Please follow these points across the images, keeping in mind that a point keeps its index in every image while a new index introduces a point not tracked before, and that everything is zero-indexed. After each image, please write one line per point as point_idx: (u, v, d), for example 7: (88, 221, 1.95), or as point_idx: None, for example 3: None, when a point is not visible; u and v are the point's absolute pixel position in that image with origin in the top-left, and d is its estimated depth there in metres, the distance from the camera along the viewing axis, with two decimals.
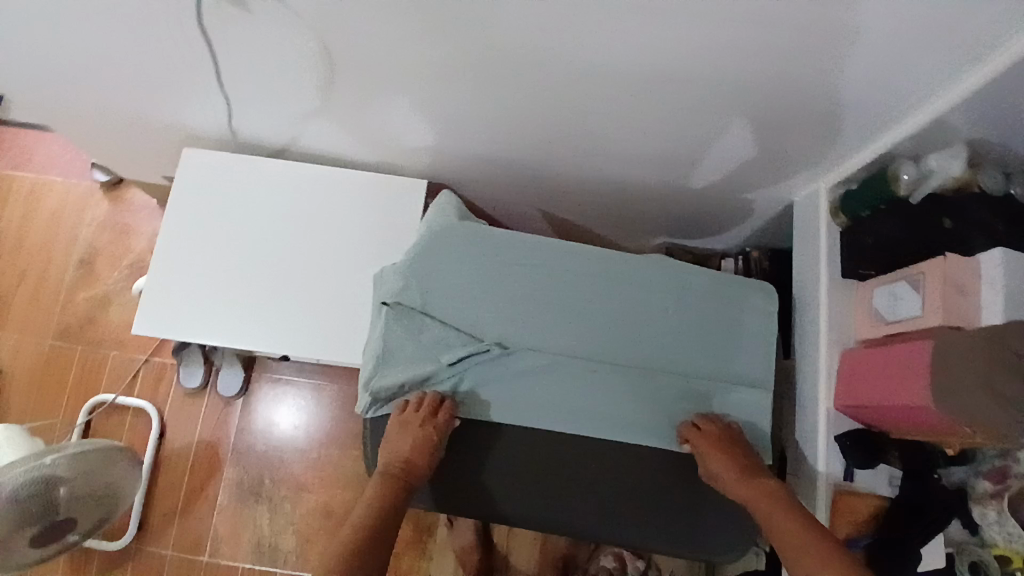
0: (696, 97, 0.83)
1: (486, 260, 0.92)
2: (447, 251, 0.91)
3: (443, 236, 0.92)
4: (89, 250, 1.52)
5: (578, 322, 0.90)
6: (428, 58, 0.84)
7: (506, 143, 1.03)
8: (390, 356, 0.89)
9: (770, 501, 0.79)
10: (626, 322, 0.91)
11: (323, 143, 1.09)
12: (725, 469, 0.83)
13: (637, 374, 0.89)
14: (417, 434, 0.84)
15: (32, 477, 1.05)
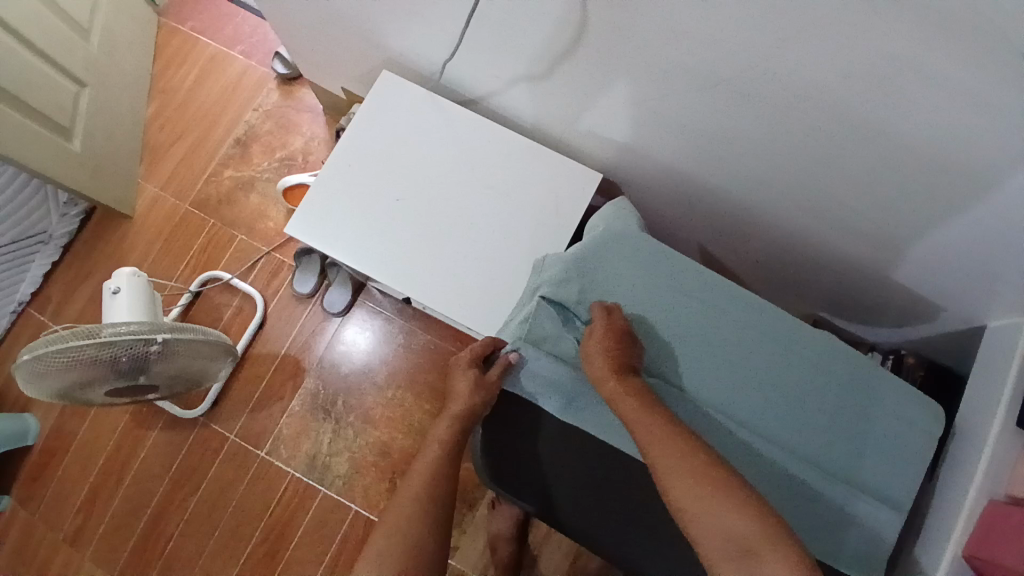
0: (941, 185, 0.77)
1: (656, 281, 0.91)
2: (622, 260, 0.91)
3: (622, 244, 0.92)
4: (248, 132, 1.58)
5: (728, 375, 0.87)
6: (672, 61, 0.82)
7: (703, 165, 1.00)
8: (534, 340, 0.90)
9: (636, 401, 0.79)
10: (777, 392, 0.86)
11: (518, 106, 1.09)
12: (601, 353, 0.82)
13: (772, 446, 0.85)
14: (467, 379, 0.90)
15: (138, 344, 1.08)
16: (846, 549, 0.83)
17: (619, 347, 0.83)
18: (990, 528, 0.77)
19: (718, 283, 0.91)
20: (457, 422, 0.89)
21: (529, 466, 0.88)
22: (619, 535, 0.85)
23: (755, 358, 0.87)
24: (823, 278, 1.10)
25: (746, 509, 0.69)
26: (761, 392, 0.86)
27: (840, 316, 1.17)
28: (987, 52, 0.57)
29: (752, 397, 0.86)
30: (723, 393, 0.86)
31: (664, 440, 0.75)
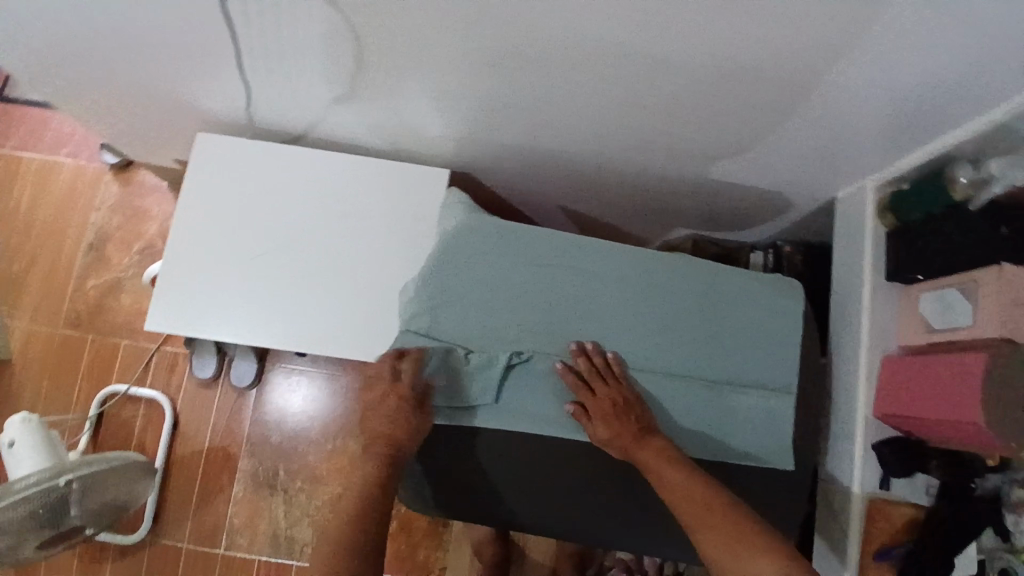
0: (748, 90, 0.79)
1: (494, 268, 0.89)
2: (454, 258, 0.89)
3: (451, 241, 0.90)
4: (99, 234, 1.49)
5: (603, 329, 0.88)
6: (462, 47, 0.80)
7: (536, 134, 1.00)
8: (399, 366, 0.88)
9: (651, 456, 0.80)
10: (654, 327, 0.88)
11: (341, 129, 1.05)
12: (620, 432, 0.82)
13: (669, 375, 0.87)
14: (386, 409, 0.84)
15: (42, 493, 1.00)
16: (760, 445, 0.88)
17: (620, 414, 0.82)
18: (897, 375, 0.83)
19: (567, 241, 0.90)
20: (381, 455, 0.83)
21: (441, 474, 0.88)
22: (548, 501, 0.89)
23: (622, 301, 0.89)
24: (686, 202, 1.12)
25: (773, 556, 0.71)
26: (640, 330, 0.88)
27: (713, 228, 1.18)
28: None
29: (636, 338, 0.88)
30: (608, 347, 0.88)
31: (684, 494, 0.77)
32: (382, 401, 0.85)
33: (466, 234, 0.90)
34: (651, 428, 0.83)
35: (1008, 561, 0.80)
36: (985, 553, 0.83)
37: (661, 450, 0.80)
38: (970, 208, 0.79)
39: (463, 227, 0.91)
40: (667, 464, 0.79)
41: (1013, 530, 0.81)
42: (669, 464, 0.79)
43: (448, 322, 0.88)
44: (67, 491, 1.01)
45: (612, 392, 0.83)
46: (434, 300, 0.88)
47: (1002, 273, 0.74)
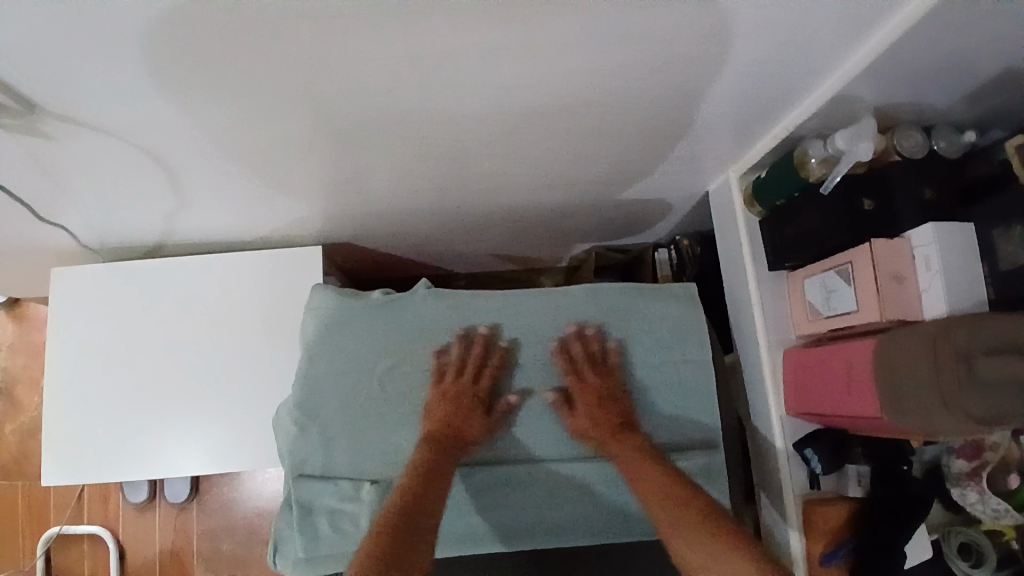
0: (576, 119, 0.74)
1: (376, 374, 0.82)
2: (332, 369, 0.82)
3: (325, 350, 0.82)
4: (4, 377, 1.42)
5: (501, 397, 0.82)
6: (269, 142, 0.74)
7: (393, 198, 0.95)
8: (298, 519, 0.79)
9: (632, 460, 0.76)
10: (553, 380, 0.83)
11: (198, 231, 0.99)
12: (603, 415, 0.79)
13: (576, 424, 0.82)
14: (467, 398, 0.79)
15: None
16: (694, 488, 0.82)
17: (604, 404, 0.80)
18: (802, 369, 0.79)
19: (446, 316, 0.84)
20: (443, 448, 0.76)
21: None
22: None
23: (504, 357, 0.83)
24: (573, 221, 1.08)
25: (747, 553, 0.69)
26: (533, 387, 0.83)
27: (613, 238, 1.17)
28: (483, 12, 0.52)
29: (533, 394, 0.83)
30: (507, 408, 0.82)
31: (674, 508, 0.72)
32: (446, 392, 0.80)
33: (324, 345, 0.83)
34: (629, 420, 0.79)
35: (969, 535, 0.81)
36: (939, 530, 0.83)
37: (638, 447, 0.76)
38: (824, 191, 0.76)
39: (334, 332, 0.83)
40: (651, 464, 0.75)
41: (962, 502, 0.79)
42: (647, 461, 0.75)
43: (337, 452, 0.81)
44: None
45: (596, 384, 0.80)
46: (313, 433, 0.81)
47: (874, 250, 0.70)
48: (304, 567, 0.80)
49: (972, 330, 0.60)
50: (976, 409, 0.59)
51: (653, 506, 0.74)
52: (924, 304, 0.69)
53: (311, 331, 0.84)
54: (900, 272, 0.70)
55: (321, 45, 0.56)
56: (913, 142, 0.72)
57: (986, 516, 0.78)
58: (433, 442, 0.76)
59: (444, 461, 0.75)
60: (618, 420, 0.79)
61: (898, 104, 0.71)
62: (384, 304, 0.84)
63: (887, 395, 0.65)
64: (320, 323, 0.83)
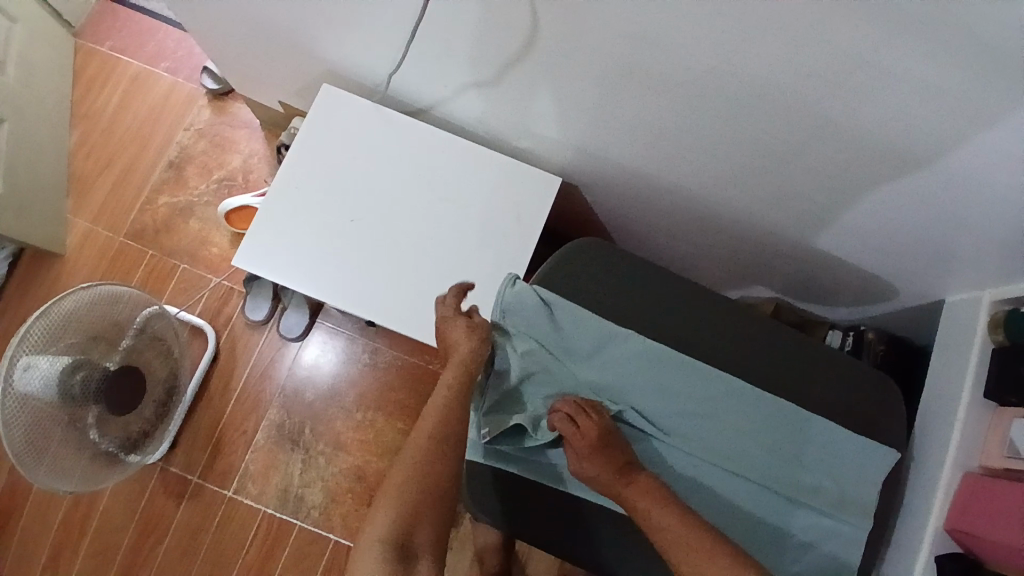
0: (898, 172, 0.78)
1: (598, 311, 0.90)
2: (566, 288, 0.91)
3: (565, 269, 0.92)
4: (181, 155, 1.48)
5: (698, 388, 0.86)
6: (623, 62, 0.80)
7: (657, 161, 0.99)
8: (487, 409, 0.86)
9: (647, 504, 0.76)
10: (749, 396, 0.86)
11: (469, 106, 1.04)
12: (604, 471, 0.78)
13: (747, 433, 0.85)
14: (587, 456, 0.78)
15: (64, 363, 1.03)
16: (835, 556, 0.83)
17: (609, 449, 0.78)
18: (975, 496, 0.81)
19: (676, 294, 0.91)
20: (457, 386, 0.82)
21: (518, 514, 0.86)
22: (591, 548, 0.86)
23: (710, 351, 0.89)
24: (779, 265, 1.12)
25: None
26: (724, 381, 0.86)
27: (800, 299, 1.19)
28: (952, 43, 0.57)
29: (720, 384, 0.86)
30: (691, 388, 0.86)
31: (691, 541, 0.73)
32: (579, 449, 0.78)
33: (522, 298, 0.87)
34: (634, 462, 0.80)
35: None
36: None
37: (648, 488, 0.77)
38: None
39: (580, 259, 0.92)
40: (650, 502, 0.76)
41: None
42: (662, 507, 0.76)
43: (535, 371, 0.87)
44: (79, 361, 1.05)
45: (596, 427, 0.79)
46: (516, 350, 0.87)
47: None
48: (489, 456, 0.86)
49: None
50: None
51: (680, 557, 0.73)
52: None
53: (564, 254, 0.93)
54: None
55: (791, 7, 0.61)
56: None
57: None
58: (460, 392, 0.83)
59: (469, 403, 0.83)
60: (621, 460, 0.79)
61: None
62: (607, 252, 0.93)
63: None
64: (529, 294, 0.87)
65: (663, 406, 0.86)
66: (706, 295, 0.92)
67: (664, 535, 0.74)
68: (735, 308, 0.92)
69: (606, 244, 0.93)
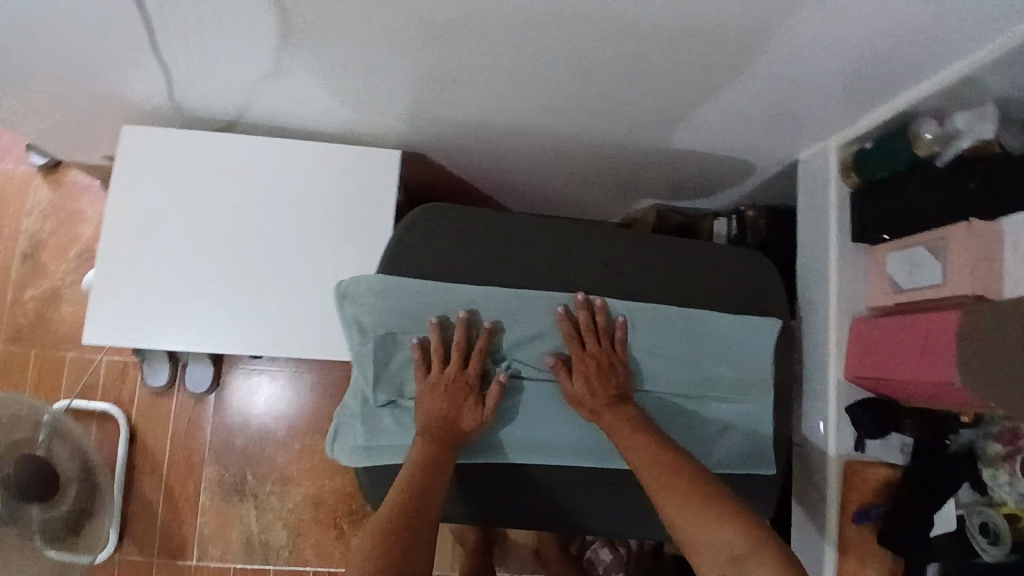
0: (704, 54, 0.74)
1: (455, 279, 0.84)
2: (416, 265, 0.84)
3: (410, 244, 0.84)
4: (32, 243, 1.38)
5: (575, 326, 0.84)
6: (394, 21, 0.73)
7: (484, 110, 0.94)
8: (369, 420, 0.82)
9: (633, 427, 0.79)
10: (628, 318, 0.84)
11: (275, 108, 0.96)
12: (601, 387, 0.80)
13: (638, 349, 0.84)
14: (593, 372, 0.80)
15: None
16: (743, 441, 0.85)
17: (601, 374, 0.81)
18: (867, 340, 0.81)
19: (536, 234, 0.87)
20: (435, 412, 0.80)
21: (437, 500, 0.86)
22: (526, 500, 0.86)
23: (584, 281, 0.86)
24: (643, 172, 1.09)
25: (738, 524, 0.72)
26: (600, 311, 0.84)
27: (676, 198, 1.17)
28: None
29: (595, 315, 0.84)
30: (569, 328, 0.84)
31: (669, 469, 0.75)
32: (588, 360, 0.81)
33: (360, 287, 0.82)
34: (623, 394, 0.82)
35: (988, 515, 0.78)
36: (963, 507, 0.81)
37: (633, 416, 0.80)
38: (937, 164, 0.77)
39: (422, 228, 0.85)
40: (636, 427, 0.79)
41: (990, 483, 0.79)
42: (644, 431, 0.78)
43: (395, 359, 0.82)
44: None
45: (603, 350, 0.82)
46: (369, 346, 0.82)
47: (973, 229, 0.71)
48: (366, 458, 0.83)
49: None
50: None
51: (658, 476, 0.75)
52: (1007, 288, 0.71)
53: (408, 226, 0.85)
54: (992, 254, 0.72)
55: None
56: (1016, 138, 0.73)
57: (1010, 498, 0.77)
58: (426, 437, 0.79)
59: (445, 453, 0.79)
60: (618, 386, 0.81)
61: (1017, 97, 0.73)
62: (455, 210, 0.86)
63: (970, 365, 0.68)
64: (368, 280, 0.82)
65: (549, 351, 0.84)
66: (566, 226, 0.88)
67: (645, 464, 0.76)
68: (599, 230, 0.88)
69: (446, 204, 0.86)
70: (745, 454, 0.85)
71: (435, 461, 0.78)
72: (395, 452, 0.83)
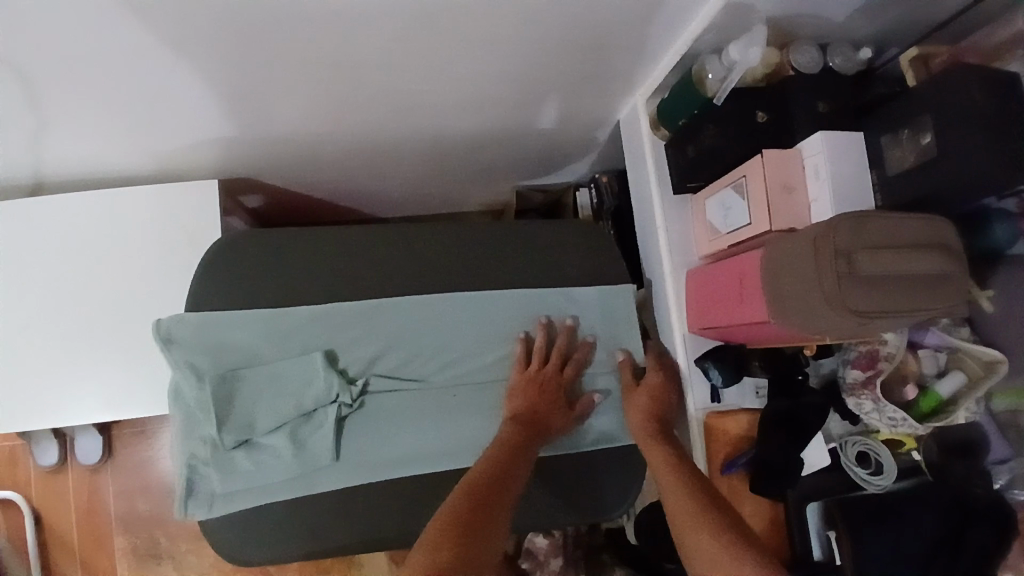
0: (468, 36, 0.70)
1: (291, 300, 0.82)
2: (247, 290, 0.81)
3: (234, 273, 0.81)
4: None
5: (421, 326, 0.84)
6: (131, 59, 0.68)
7: (290, 127, 0.90)
8: (219, 465, 0.78)
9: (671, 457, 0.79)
10: (473, 308, 0.85)
11: (70, 162, 0.91)
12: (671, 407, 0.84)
13: (488, 334, 0.85)
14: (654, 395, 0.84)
15: None
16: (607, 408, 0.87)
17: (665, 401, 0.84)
18: (701, 291, 0.79)
19: (366, 241, 0.85)
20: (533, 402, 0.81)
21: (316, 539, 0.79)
22: None
23: (423, 279, 0.85)
24: (486, 156, 1.06)
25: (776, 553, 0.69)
26: (442, 306, 0.84)
27: (535, 175, 1.16)
28: None
29: (440, 311, 0.84)
30: (417, 331, 0.83)
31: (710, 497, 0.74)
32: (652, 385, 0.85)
33: (187, 331, 0.79)
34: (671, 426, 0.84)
35: (863, 443, 0.82)
36: (836, 440, 0.84)
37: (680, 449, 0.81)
38: (718, 104, 0.76)
39: (244, 251, 0.82)
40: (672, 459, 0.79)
41: (857, 412, 0.81)
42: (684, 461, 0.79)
43: (239, 395, 0.78)
44: None
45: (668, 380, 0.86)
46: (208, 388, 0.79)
47: (765, 161, 0.70)
48: (222, 504, 0.79)
49: (856, 230, 0.60)
50: (868, 312, 0.59)
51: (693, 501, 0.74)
52: (813, 213, 0.70)
53: (229, 252, 0.82)
54: (789, 182, 0.70)
55: None
56: (807, 58, 0.74)
57: (883, 425, 0.80)
58: (517, 425, 0.79)
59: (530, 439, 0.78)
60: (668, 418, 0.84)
61: (788, 15, 0.71)
62: (278, 233, 0.84)
63: (777, 304, 0.66)
64: (189, 318, 0.79)
65: (398, 355, 0.83)
66: (396, 228, 0.86)
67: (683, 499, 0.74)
68: (430, 225, 0.87)
69: (267, 229, 0.84)
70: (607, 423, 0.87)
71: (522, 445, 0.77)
72: (256, 490, 0.79)
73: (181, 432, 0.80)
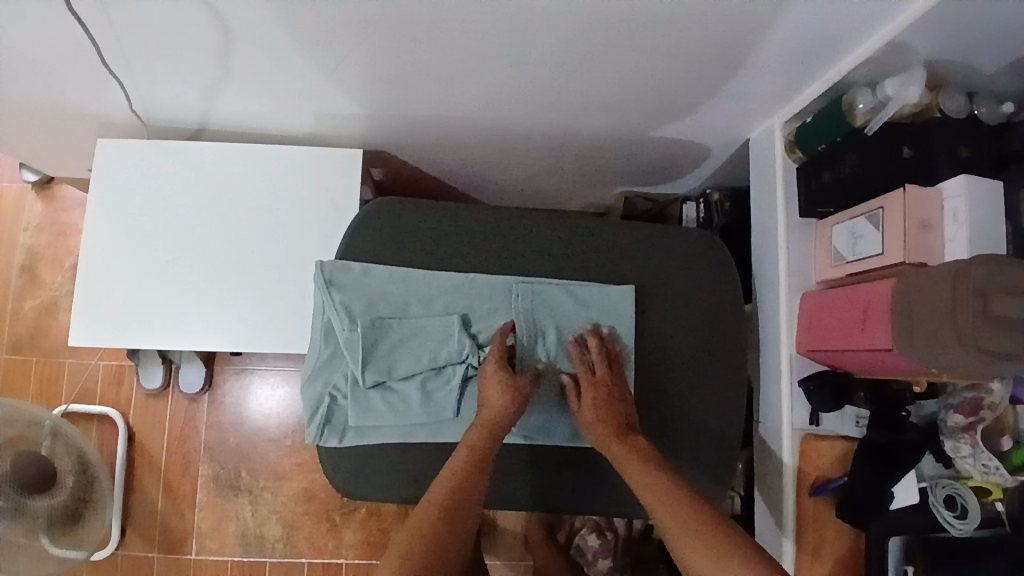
0: (635, 44, 0.74)
1: (439, 266, 0.88)
2: (401, 248, 0.88)
3: (391, 232, 0.88)
4: (30, 255, 1.42)
5: (548, 308, 0.89)
6: (329, 30, 0.75)
7: (438, 110, 0.96)
8: (358, 401, 0.85)
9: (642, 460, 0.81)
10: (600, 300, 0.89)
11: (236, 114, 0.99)
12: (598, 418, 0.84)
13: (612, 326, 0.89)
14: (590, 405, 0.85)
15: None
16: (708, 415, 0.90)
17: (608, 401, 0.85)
18: (816, 313, 0.82)
19: (506, 223, 0.90)
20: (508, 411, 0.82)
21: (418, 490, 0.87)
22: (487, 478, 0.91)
23: (554, 266, 0.90)
24: (606, 159, 1.11)
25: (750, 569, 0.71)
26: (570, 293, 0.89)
27: (646, 183, 1.20)
28: None
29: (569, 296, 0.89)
30: (546, 313, 0.89)
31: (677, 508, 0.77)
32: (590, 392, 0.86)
33: (346, 277, 0.87)
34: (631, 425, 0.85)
35: (954, 487, 0.83)
36: (926, 480, 0.85)
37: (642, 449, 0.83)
38: (867, 134, 0.79)
39: (401, 214, 0.89)
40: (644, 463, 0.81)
41: (953, 455, 0.83)
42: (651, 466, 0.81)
43: (383, 342, 0.85)
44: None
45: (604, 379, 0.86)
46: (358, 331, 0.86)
47: (907, 196, 0.72)
48: (352, 437, 0.86)
49: (993, 270, 0.63)
50: (988, 346, 0.63)
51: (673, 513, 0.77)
52: (946, 252, 0.73)
53: (388, 212, 0.89)
54: (927, 220, 0.73)
55: None
56: (956, 103, 0.76)
57: (976, 471, 0.81)
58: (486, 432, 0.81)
59: (492, 455, 0.81)
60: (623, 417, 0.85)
61: (946, 61, 0.73)
62: (432, 204, 0.90)
63: (903, 333, 0.69)
64: (351, 267, 0.87)
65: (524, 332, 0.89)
66: (534, 215, 0.92)
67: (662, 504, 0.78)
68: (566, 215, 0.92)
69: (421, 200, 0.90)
70: (710, 424, 0.90)
71: (482, 463, 0.80)
72: (385, 430, 0.86)
73: (321, 368, 0.87)
